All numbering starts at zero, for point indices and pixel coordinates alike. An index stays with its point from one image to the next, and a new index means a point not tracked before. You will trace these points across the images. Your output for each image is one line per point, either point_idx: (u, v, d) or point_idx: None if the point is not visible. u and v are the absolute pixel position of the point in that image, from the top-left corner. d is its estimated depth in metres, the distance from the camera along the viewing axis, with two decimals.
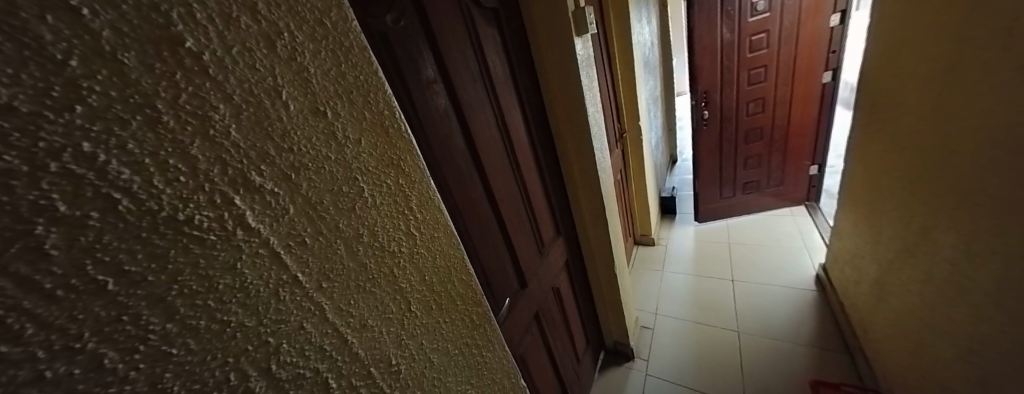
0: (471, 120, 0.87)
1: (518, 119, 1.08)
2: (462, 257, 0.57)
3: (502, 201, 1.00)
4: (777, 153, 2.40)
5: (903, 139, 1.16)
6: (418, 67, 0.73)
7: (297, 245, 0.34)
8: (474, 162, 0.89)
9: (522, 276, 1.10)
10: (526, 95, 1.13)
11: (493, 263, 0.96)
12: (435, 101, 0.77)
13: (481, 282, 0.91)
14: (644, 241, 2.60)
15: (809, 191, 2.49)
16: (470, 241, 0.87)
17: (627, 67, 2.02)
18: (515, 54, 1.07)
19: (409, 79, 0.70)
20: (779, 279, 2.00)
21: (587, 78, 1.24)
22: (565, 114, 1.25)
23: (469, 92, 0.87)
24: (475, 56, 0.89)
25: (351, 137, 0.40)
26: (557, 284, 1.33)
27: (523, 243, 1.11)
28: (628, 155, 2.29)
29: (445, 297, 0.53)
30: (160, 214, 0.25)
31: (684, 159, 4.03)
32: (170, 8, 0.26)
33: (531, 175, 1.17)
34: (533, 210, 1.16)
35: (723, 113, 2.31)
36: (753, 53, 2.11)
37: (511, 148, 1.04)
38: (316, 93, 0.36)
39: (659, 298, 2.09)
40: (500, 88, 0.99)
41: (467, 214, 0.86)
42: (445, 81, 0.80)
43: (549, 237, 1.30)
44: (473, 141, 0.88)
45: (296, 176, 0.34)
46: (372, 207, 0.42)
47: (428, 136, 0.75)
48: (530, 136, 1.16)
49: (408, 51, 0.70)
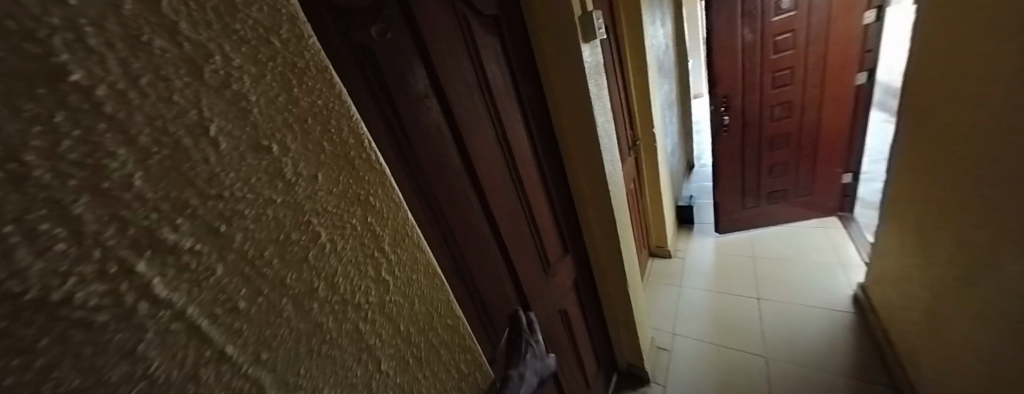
0: (468, 137, 0.81)
1: (521, 133, 1.01)
2: (447, 299, 0.50)
3: (503, 221, 0.93)
4: (805, 160, 2.24)
5: (962, 149, 1.02)
6: (409, 82, 0.67)
7: (226, 312, 0.28)
8: (472, 181, 0.83)
9: (525, 300, 1.02)
10: (530, 107, 1.06)
11: (493, 289, 0.89)
12: (427, 117, 0.71)
13: (479, 312, 0.83)
14: (659, 253, 2.46)
15: (842, 201, 2.30)
16: (467, 268, 0.80)
17: (640, 72, 1.93)
18: (519, 64, 1.01)
19: (397, 96, 0.64)
20: (812, 299, 1.83)
21: (597, 87, 1.16)
22: (573, 126, 1.18)
23: (466, 107, 0.80)
24: (474, 68, 0.83)
25: (304, 173, 0.33)
26: (563, 305, 1.24)
27: (527, 265, 1.03)
28: (642, 164, 2.18)
29: (425, 348, 0.47)
30: (39, 301, 0.18)
31: (701, 164, 3.85)
32: (52, 33, 0.18)
33: (536, 191, 1.09)
34: (538, 229, 1.09)
35: (746, 118, 2.16)
36: (778, 54, 1.97)
37: (513, 164, 0.97)
38: (258, 124, 0.30)
39: (676, 317, 1.95)
40: (501, 100, 0.93)
41: (463, 239, 0.79)
42: (440, 96, 0.74)
43: (556, 256, 1.22)
44: (470, 160, 0.82)
45: (228, 228, 0.28)
46: (331, 254, 0.35)
47: (419, 157, 0.68)
48: (535, 150, 1.09)
49: (397, 66, 0.64)
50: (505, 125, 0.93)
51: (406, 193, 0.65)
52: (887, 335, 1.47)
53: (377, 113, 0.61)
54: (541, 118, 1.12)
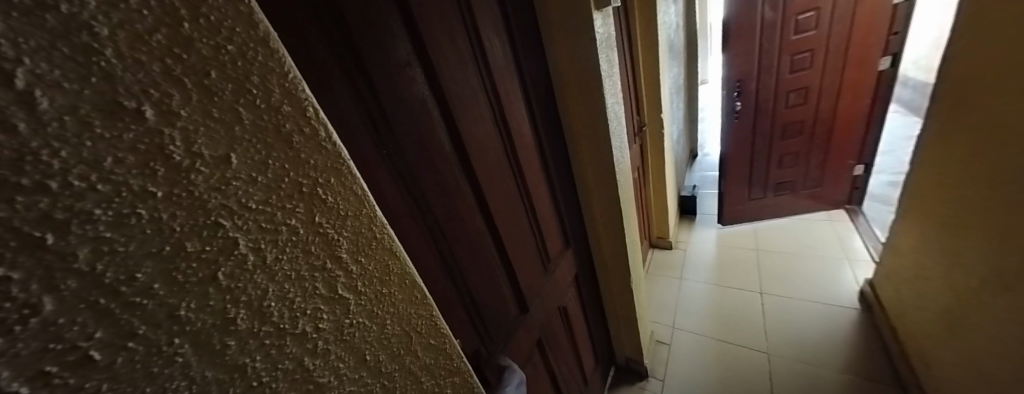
0: (458, 116, 0.69)
1: (521, 114, 0.90)
2: (430, 315, 0.40)
3: (499, 214, 0.83)
4: (817, 151, 2.15)
5: (1003, 144, 0.93)
6: (388, 45, 0.55)
7: (67, 369, 0.18)
8: (463, 169, 0.72)
9: (522, 298, 0.93)
10: (532, 86, 0.94)
11: (486, 288, 0.80)
12: (411, 91, 0.59)
13: (470, 314, 0.74)
14: (660, 245, 2.39)
15: (850, 194, 2.23)
16: (457, 267, 0.71)
17: (650, 52, 1.79)
18: (520, 34, 0.88)
19: (372, 63, 0.52)
20: (817, 295, 1.77)
21: (607, 64, 1.04)
22: (579, 108, 1.07)
23: (458, 82, 0.68)
24: (467, 35, 0.70)
25: (206, 153, 0.22)
26: (563, 302, 1.16)
27: (525, 261, 0.94)
28: (647, 152, 2.07)
29: (400, 378, 0.37)
30: None
31: (705, 154, 3.74)
32: None
33: (537, 179, 0.99)
34: (538, 222, 0.99)
35: (759, 105, 2.04)
36: (798, 35, 1.83)
37: (512, 149, 0.86)
38: (113, 74, 0.18)
39: (677, 309, 1.90)
40: (499, 75, 0.80)
41: (453, 234, 0.69)
42: (426, 66, 0.62)
43: (557, 250, 1.13)
44: (462, 144, 0.70)
45: (64, 241, 0.17)
46: (256, 270, 0.25)
47: (401, 139, 0.57)
48: (536, 135, 0.97)
49: (373, 23, 0.52)
50: (503, 104, 0.82)
51: (384, 182, 0.55)
52: (896, 334, 1.42)
53: (346, 83, 0.49)
54: (543, 98, 1.00)
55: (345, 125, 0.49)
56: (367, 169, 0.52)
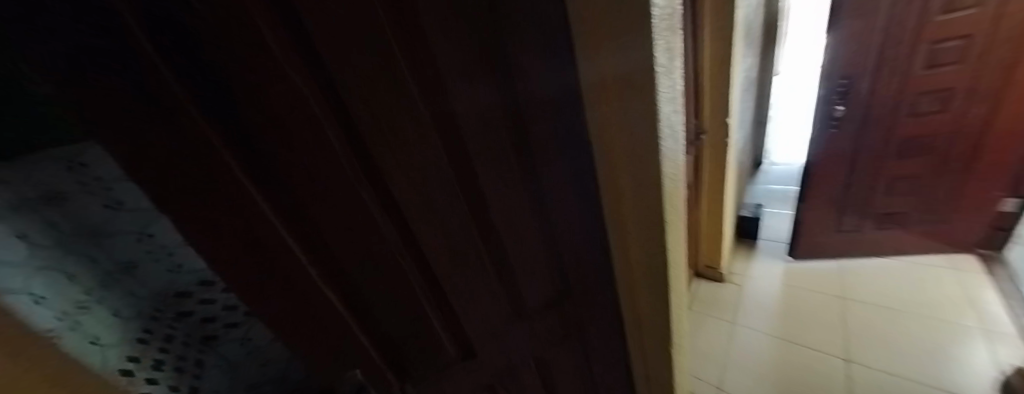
0: (398, 162, 0.45)
1: (522, 153, 0.60)
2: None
3: (456, 270, 0.63)
4: (947, 177, 1.62)
5: None
6: (255, 47, 0.28)
7: None
8: (402, 223, 0.51)
9: (467, 344, 0.76)
10: (557, 116, 0.58)
11: (409, 330, 0.63)
12: (308, 121, 0.35)
13: (379, 349, 0.61)
14: (707, 276, 1.99)
15: (988, 235, 1.68)
16: (372, 318, 0.57)
17: (723, 40, 1.33)
18: (562, 26, 0.50)
19: (215, 89, 0.28)
20: (927, 376, 1.33)
21: (679, 77, 0.66)
22: (627, 146, 0.70)
23: (406, 115, 0.42)
24: (430, 40, 0.40)
25: None
26: (545, 354, 0.95)
27: (483, 311, 0.73)
28: (702, 164, 1.67)
29: None
30: None
31: (771, 162, 3.15)
32: None
33: (530, 220, 0.69)
34: (525, 274, 0.76)
35: (869, 111, 1.53)
36: (949, 15, 1.30)
37: (492, 197, 0.61)
38: None
39: (725, 363, 1.54)
40: (477, 75, 0.47)
41: (371, 290, 0.54)
42: (340, 91, 0.36)
43: (547, 303, 0.86)
44: (403, 195, 0.48)
45: None
46: None
47: (283, 188, 0.38)
48: (545, 183, 0.65)
49: (220, 12, 0.25)
50: (478, 120, 0.51)
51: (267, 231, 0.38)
52: None
53: (146, 125, 0.26)
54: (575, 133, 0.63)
55: (186, 178, 0.31)
56: (209, 230, 0.35)
